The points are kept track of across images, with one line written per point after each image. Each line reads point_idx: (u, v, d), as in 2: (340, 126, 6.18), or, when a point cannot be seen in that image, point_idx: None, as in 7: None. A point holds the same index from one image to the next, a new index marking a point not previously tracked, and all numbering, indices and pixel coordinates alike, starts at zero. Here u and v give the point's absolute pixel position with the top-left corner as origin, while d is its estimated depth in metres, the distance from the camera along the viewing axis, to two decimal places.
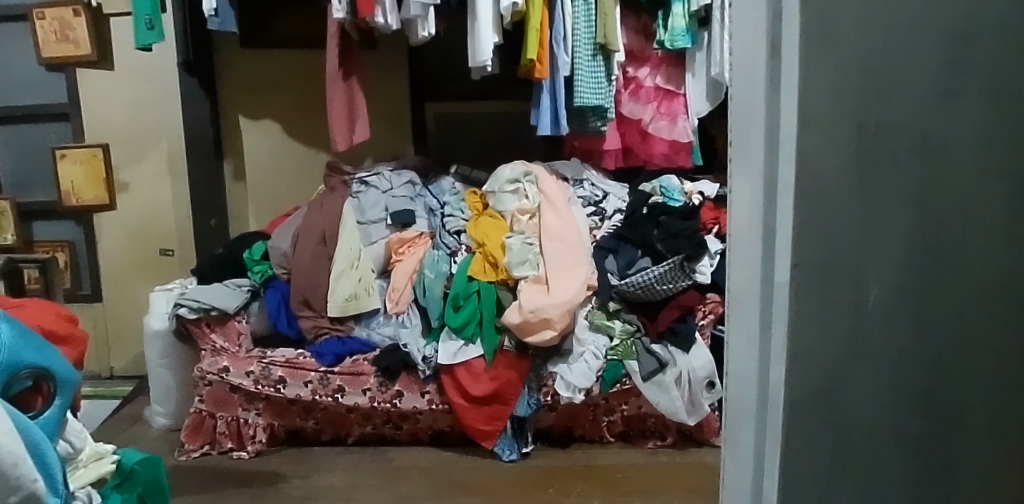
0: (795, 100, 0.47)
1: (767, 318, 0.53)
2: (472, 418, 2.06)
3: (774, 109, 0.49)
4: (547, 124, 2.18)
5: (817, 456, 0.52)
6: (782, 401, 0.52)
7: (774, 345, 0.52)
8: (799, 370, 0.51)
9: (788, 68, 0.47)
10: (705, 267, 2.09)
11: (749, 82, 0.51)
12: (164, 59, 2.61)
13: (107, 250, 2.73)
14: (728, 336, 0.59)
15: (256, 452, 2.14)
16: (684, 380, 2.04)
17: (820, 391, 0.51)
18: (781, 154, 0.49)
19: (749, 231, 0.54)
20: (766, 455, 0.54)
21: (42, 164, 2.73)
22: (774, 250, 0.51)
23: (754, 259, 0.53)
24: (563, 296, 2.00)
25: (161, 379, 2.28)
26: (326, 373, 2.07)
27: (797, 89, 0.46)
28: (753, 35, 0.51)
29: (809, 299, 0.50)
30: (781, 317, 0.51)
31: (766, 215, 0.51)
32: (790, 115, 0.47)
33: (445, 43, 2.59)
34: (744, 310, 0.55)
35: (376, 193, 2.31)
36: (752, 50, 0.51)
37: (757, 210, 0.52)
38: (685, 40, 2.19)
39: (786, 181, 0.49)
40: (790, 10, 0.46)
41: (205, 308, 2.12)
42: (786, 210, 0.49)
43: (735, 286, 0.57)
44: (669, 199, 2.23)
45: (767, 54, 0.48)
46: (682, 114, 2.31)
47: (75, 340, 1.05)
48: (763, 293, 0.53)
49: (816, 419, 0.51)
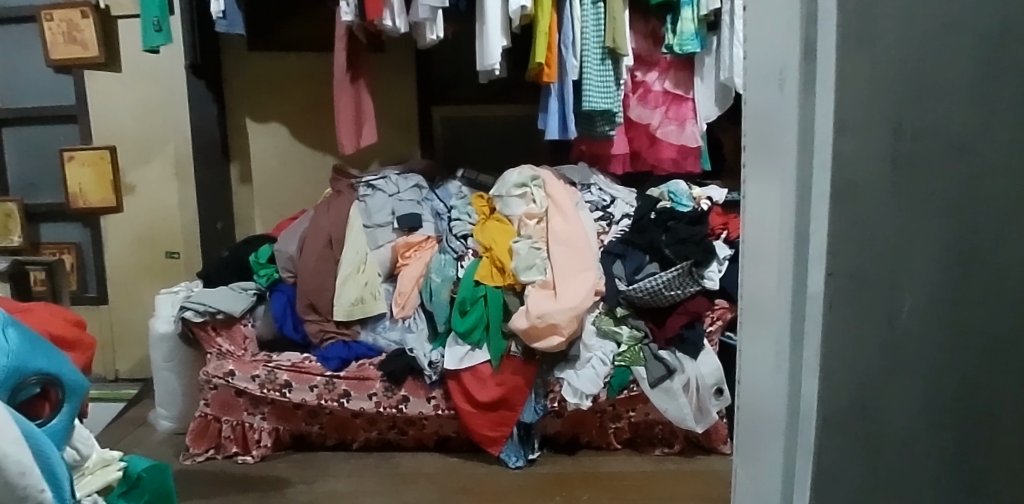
0: (831, 105, 0.47)
1: (798, 328, 0.53)
2: (479, 424, 2.04)
3: (808, 114, 0.49)
4: (555, 128, 2.17)
5: (851, 469, 0.51)
6: (816, 414, 0.51)
7: (806, 356, 0.52)
8: (832, 381, 0.51)
9: (823, 71, 0.47)
10: (713, 273, 2.08)
11: (781, 85, 0.52)
12: (172, 61, 2.60)
13: (113, 253, 2.73)
14: (757, 345, 0.59)
15: (261, 456, 2.12)
16: (692, 387, 2.02)
17: (854, 402, 0.51)
18: (815, 162, 0.49)
19: (779, 242, 0.54)
20: (797, 467, 0.54)
21: (50, 166, 2.74)
22: (807, 260, 0.51)
23: (784, 268, 0.53)
24: (569, 301, 1.98)
25: (166, 383, 2.27)
26: (332, 377, 2.06)
27: (832, 92, 0.47)
28: (784, 43, 0.51)
29: (842, 308, 0.49)
30: (814, 328, 0.51)
31: (798, 223, 0.51)
32: (826, 120, 0.47)
33: (454, 47, 2.59)
34: (774, 320, 0.55)
35: (382, 197, 2.30)
36: (783, 56, 0.51)
37: (788, 218, 0.52)
38: (694, 44, 2.18)
39: (820, 189, 0.49)
40: (826, 10, 0.47)
41: (211, 311, 2.10)
42: (820, 217, 0.49)
43: (763, 298, 0.57)
44: (677, 204, 2.22)
45: (801, 54, 0.49)
46: (690, 119, 2.30)
47: (84, 345, 1.04)
48: (794, 302, 0.53)
49: (850, 431, 0.51)
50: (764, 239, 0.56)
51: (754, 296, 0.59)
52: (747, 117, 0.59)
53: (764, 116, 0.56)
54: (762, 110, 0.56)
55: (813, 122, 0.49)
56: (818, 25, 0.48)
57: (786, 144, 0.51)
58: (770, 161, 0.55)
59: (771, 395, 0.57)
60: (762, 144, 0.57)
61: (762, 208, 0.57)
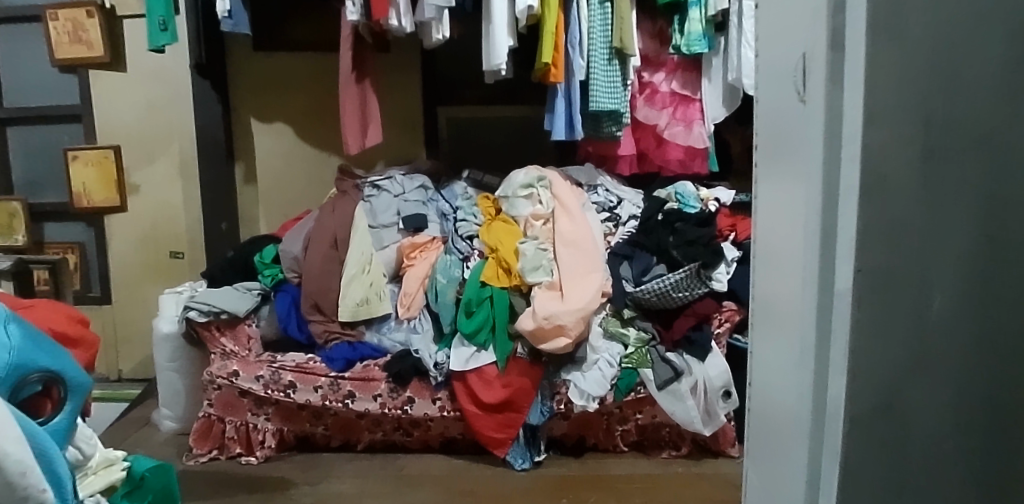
0: (861, 94, 0.45)
1: (826, 327, 0.50)
2: (484, 425, 2.02)
3: (835, 104, 0.47)
4: (562, 129, 2.16)
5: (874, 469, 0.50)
6: (842, 416, 0.49)
7: (834, 359, 0.50)
8: (859, 382, 0.48)
9: (852, 61, 0.45)
10: (721, 275, 2.08)
11: (810, 75, 0.50)
12: (177, 60, 2.60)
13: (116, 253, 2.72)
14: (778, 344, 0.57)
15: (265, 457, 2.11)
16: (700, 390, 2.01)
17: (881, 403, 0.48)
18: (844, 154, 0.47)
19: (806, 239, 0.52)
20: (820, 469, 0.53)
21: (54, 166, 2.73)
22: (835, 257, 0.49)
23: (810, 265, 0.51)
24: (576, 302, 1.97)
25: (170, 383, 2.26)
26: (336, 378, 2.04)
27: (863, 80, 0.45)
28: (812, 35, 0.50)
29: (872, 307, 0.47)
30: (841, 326, 0.49)
31: (825, 219, 0.49)
32: (855, 111, 0.45)
33: (461, 49, 2.58)
34: (799, 320, 0.53)
35: (387, 197, 2.29)
36: (811, 45, 0.50)
37: (815, 212, 0.50)
38: (701, 45, 2.18)
39: (849, 181, 0.47)
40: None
41: (216, 311, 2.09)
42: (849, 211, 0.47)
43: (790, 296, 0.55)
44: (685, 206, 2.21)
45: (828, 43, 0.47)
46: (698, 120, 2.29)
47: (87, 343, 1.03)
48: (821, 300, 0.51)
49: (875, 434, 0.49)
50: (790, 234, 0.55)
51: (783, 297, 0.58)
52: (778, 111, 0.58)
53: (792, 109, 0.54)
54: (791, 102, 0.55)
55: (842, 112, 0.47)
56: (846, 14, 0.46)
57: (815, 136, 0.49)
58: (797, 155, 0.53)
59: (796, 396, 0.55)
60: (791, 139, 0.55)
61: (792, 205, 0.55)
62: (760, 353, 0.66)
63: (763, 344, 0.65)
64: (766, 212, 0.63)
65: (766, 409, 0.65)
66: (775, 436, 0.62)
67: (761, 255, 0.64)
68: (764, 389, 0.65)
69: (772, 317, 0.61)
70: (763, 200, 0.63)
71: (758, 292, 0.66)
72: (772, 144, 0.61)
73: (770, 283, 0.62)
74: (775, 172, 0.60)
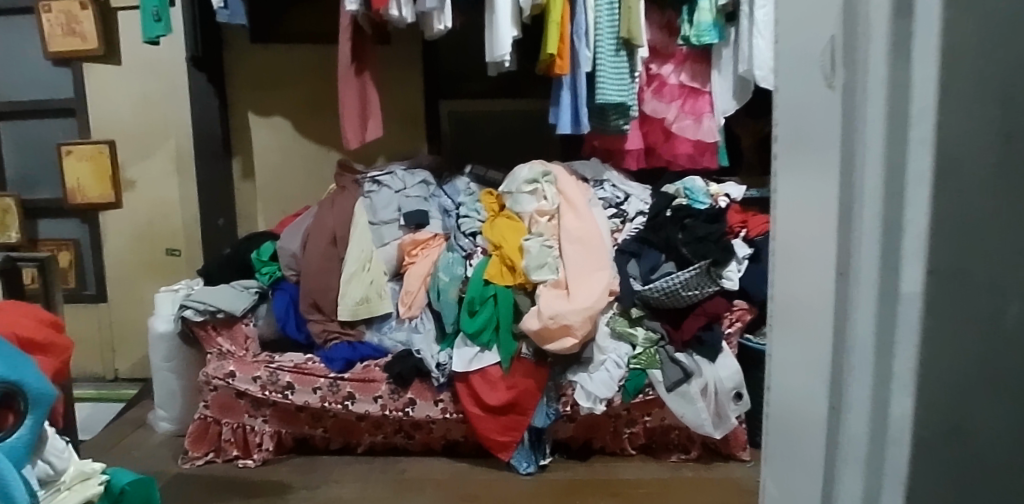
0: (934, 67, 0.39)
1: (886, 338, 0.43)
2: (487, 428, 1.96)
3: (900, 80, 0.40)
4: (567, 122, 2.09)
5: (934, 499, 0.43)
6: (906, 438, 0.43)
7: (895, 373, 0.43)
8: (927, 400, 0.42)
9: (924, 29, 0.39)
10: (732, 273, 2.02)
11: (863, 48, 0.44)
12: (173, 53, 2.54)
13: (112, 249, 2.66)
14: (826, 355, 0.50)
15: (262, 460, 2.05)
16: (710, 392, 1.95)
17: (952, 424, 0.42)
18: (910, 138, 0.40)
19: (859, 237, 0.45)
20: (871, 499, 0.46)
21: (48, 161, 2.67)
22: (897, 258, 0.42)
23: (867, 267, 0.45)
24: (582, 301, 1.90)
25: (166, 383, 2.20)
26: (336, 379, 1.98)
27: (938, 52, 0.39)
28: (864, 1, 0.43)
29: (943, 314, 0.41)
30: (905, 337, 0.42)
31: (885, 212, 0.42)
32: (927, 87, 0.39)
33: (464, 41, 2.51)
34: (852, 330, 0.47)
35: (388, 193, 2.24)
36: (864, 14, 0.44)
37: (873, 205, 0.43)
38: (711, 35, 2.11)
39: (918, 165, 0.40)
40: None
41: (211, 310, 2.03)
42: (919, 202, 0.40)
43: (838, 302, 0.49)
44: (694, 202, 2.15)
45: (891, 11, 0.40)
46: (707, 113, 2.23)
47: (58, 350, 1.13)
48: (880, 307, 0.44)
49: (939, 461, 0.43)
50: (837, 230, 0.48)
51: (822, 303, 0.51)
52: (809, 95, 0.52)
53: (828, 89, 0.48)
54: (826, 81, 0.48)
55: (909, 89, 0.40)
56: None
57: (870, 114, 0.43)
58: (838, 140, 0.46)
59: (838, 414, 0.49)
60: (827, 121, 0.48)
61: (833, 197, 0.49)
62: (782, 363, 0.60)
63: (786, 353, 0.59)
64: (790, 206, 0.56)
65: (791, 425, 0.58)
66: (803, 458, 0.56)
67: (783, 255, 0.58)
68: (788, 403, 0.58)
69: (800, 323, 0.54)
70: (786, 193, 0.57)
71: (779, 295, 0.60)
72: (796, 133, 0.54)
73: (795, 285, 0.56)
74: (802, 160, 0.53)
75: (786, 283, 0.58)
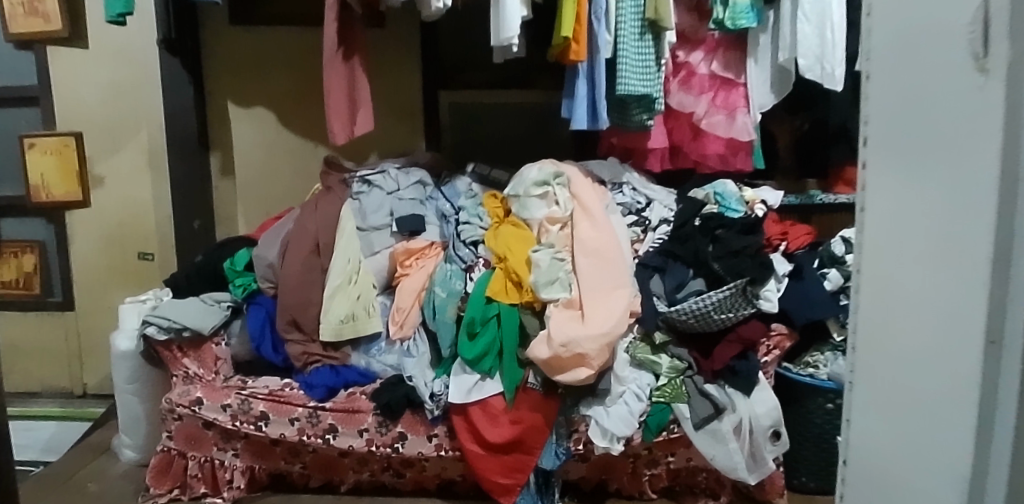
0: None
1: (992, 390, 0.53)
2: (488, 468, 1.72)
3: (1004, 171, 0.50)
4: (583, 117, 1.84)
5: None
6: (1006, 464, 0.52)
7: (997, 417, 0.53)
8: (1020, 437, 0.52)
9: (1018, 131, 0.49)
10: (771, 293, 1.77)
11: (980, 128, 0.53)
12: (142, 33, 2.26)
13: (79, 253, 2.42)
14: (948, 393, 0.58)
15: (233, 499, 1.82)
16: (745, 431, 1.75)
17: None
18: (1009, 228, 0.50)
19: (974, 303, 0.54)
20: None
21: (11, 155, 2.43)
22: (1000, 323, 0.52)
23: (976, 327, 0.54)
24: (597, 326, 1.65)
25: (128, 407, 1.96)
26: (316, 409, 1.74)
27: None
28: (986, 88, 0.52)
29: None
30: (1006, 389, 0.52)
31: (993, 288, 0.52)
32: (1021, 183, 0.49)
33: (466, 23, 2.24)
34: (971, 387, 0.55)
35: (379, 195, 1.98)
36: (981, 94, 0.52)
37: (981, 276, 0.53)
38: (749, 19, 1.83)
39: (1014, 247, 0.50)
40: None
41: (177, 328, 1.79)
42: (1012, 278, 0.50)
43: (955, 348, 0.57)
44: (727, 210, 1.90)
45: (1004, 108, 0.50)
46: (742, 108, 1.95)
47: None
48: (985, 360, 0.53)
49: None
50: (957, 286, 0.56)
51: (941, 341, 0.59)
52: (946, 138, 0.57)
53: (972, 146, 0.54)
54: (973, 131, 0.54)
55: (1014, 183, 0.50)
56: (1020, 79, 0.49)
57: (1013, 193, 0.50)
58: (961, 209, 0.55)
59: (952, 448, 0.58)
60: (953, 179, 0.56)
61: (954, 249, 0.56)
62: (889, 379, 0.70)
63: (884, 363, 0.71)
64: (887, 233, 0.70)
65: (886, 425, 0.71)
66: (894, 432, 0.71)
67: (884, 276, 0.71)
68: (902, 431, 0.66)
69: (923, 356, 0.62)
70: (884, 225, 0.70)
71: (881, 322, 0.71)
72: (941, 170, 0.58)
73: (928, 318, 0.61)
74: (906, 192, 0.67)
75: (881, 298, 0.72)
